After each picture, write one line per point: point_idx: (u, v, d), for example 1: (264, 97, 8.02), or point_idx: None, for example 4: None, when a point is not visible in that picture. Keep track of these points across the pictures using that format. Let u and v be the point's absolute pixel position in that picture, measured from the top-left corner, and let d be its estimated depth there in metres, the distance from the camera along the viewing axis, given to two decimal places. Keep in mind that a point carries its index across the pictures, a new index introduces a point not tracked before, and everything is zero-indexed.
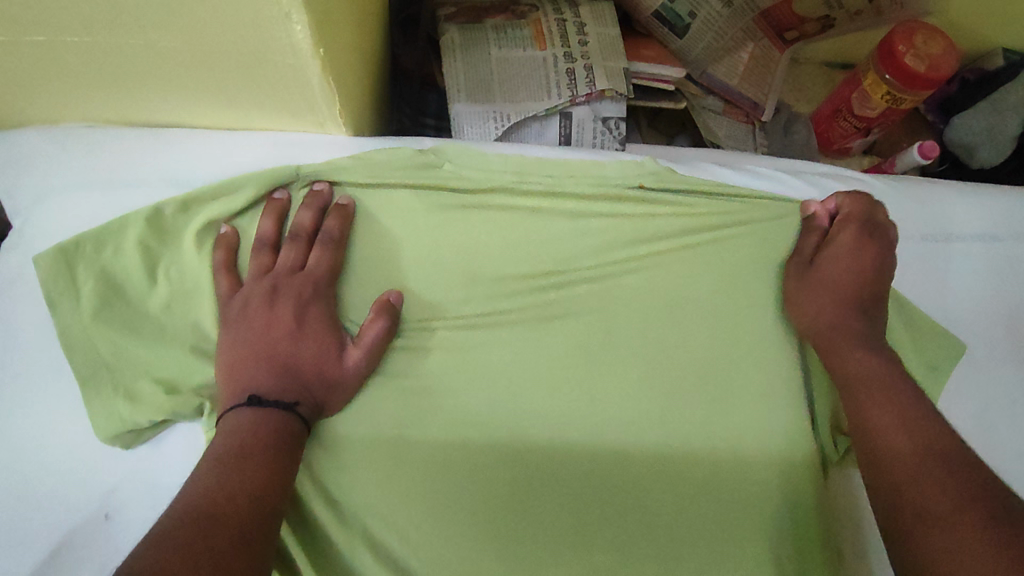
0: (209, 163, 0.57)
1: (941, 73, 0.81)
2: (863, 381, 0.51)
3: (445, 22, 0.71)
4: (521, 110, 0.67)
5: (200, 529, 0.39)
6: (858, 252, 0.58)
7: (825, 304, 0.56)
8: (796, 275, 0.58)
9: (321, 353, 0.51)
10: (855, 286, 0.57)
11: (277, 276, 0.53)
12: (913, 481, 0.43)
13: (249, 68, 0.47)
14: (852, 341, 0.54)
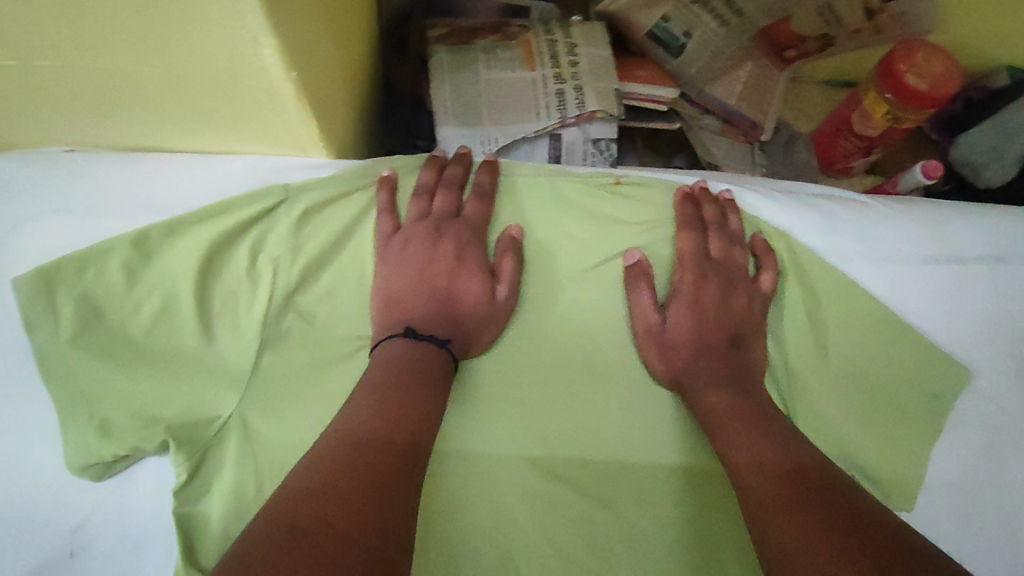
0: (190, 187, 0.56)
1: (942, 92, 0.79)
2: (705, 386, 0.52)
3: (434, 44, 0.70)
4: (510, 132, 0.66)
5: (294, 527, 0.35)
6: (709, 265, 0.56)
7: (678, 319, 0.55)
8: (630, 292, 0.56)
9: (430, 257, 0.54)
10: (694, 302, 0.55)
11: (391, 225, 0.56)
12: (766, 490, 0.44)
13: (223, 91, 0.46)
14: (680, 355, 0.54)
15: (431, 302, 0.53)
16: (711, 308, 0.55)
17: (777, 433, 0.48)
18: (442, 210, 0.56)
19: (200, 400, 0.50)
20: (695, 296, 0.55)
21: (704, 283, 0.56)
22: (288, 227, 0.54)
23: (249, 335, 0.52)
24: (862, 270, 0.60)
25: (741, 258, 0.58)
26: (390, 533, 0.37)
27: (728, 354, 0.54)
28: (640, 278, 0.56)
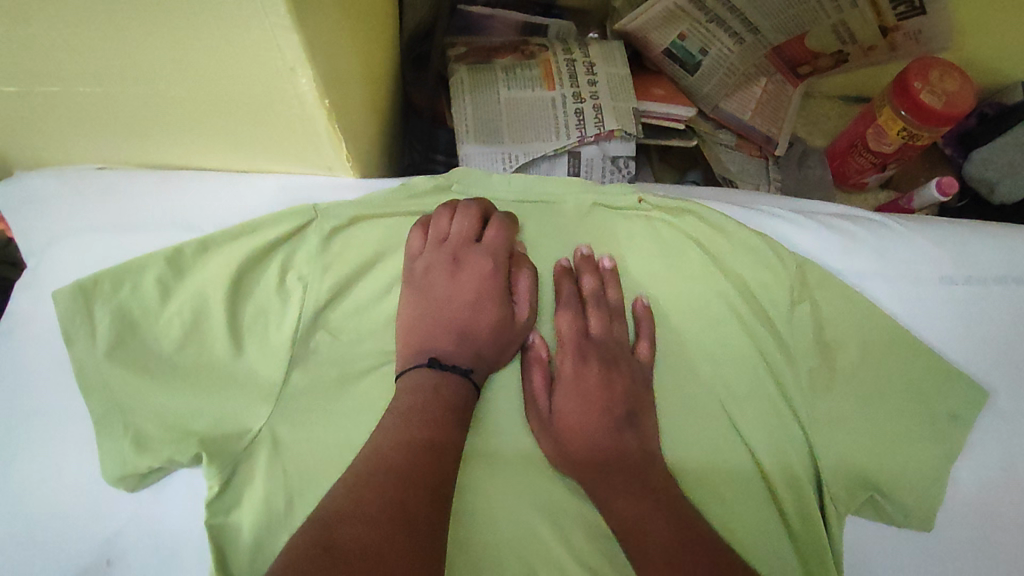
0: (221, 206, 0.58)
1: (958, 110, 0.79)
2: (600, 477, 0.50)
3: (456, 63, 0.72)
4: (531, 151, 0.67)
5: (323, 547, 0.38)
6: (587, 345, 0.55)
7: (567, 404, 0.53)
8: (524, 374, 0.56)
9: (451, 283, 0.57)
10: (578, 386, 0.53)
11: (423, 257, 0.58)
12: (638, 498, 0.48)
13: (256, 115, 0.47)
14: (571, 442, 0.52)
15: (450, 326, 0.55)
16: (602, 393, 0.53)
17: (672, 502, 0.48)
18: (461, 237, 0.58)
19: (232, 413, 0.51)
20: (578, 391, 0.53)
21: (602, 396, 0.53)
22: (317, 243, 0.56)
23: (278, 350, 0.53)
24: (876, 288, 0.61)
25: (622, 332, 0.57)
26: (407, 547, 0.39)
27: (619, 435, 0.51)
28: (530, 364, 0.55)
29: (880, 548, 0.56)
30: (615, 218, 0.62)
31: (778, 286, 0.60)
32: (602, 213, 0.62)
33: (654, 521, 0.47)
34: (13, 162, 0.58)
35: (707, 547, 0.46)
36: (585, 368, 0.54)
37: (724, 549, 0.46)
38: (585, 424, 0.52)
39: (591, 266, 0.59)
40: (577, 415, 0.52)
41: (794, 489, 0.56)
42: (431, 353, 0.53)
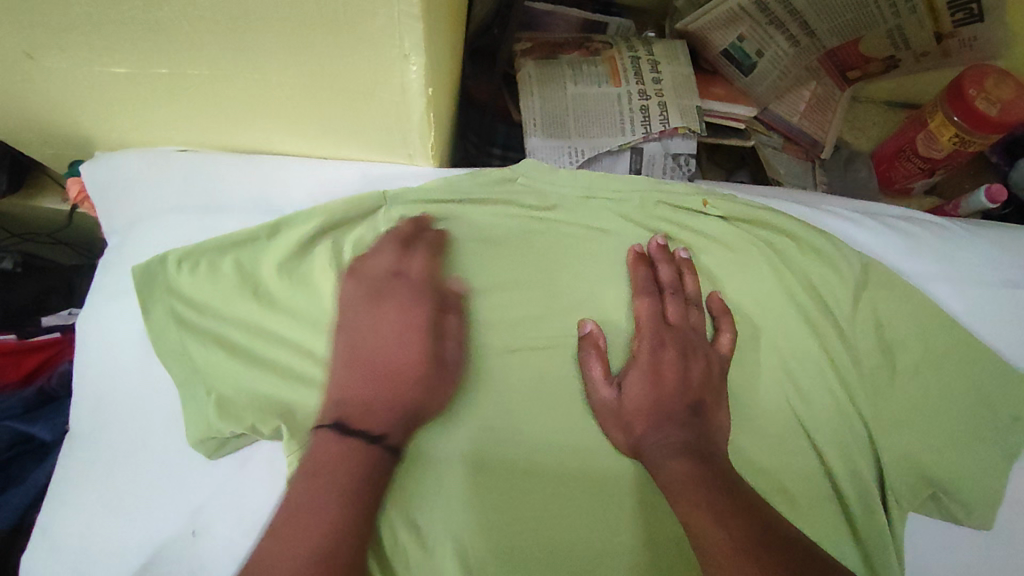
0: (300, 188, 0.58)
1: (1015, 118, 0.81)
2: (664, 454, 0.50)
3: (522, 57, 0.72)
4: (596, 145, 0.68)
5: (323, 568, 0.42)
6: (664, 330, 0.55)
7: (635, 384, 0.53)
8: (584, 362, 0.55)
9: (379, 324, 0.53)
10: (654, 367, 0.53)
11: (368, 285, 0.54)
12: (702, 490, 0.46)
13: (354, 101, 0.49)
14: (637, 422, 0.52)
15: (367, 373, 0.51)
16: (681, 376, 0.53)
17: (725, 479, 0.47)
18: (423, 298, 0.54)
19: (313, 393, 0.53)
20: (652, 373, 0.53)
21: (678, 380, 0.53)
22: (385, 227, 0.57)
23: None
24: (937, 290, 0.62)
25: (698, 320, 0.57)
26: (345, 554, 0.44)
27: (691, 420, 0.51)
28: (590, 351, 0.55)
29: (935, 545, 0.58)
30: (680, 217, 0.61)
31: (845, 282, 0.60)
32: (667, 213, 0.61)
33: (722, 515, 0.44)
34: (99, 141, 0.60)
35: (759, 521, 0.43)
36: (663, 353, 0.54)
37: (802, 544, 0.43)
38: (653, 414, 0.52)
39: (668, 257, 0.58)
40: (650, 396, 0.52)
41: (855, 483, 0.57)
42: (342, 411, 0.50)
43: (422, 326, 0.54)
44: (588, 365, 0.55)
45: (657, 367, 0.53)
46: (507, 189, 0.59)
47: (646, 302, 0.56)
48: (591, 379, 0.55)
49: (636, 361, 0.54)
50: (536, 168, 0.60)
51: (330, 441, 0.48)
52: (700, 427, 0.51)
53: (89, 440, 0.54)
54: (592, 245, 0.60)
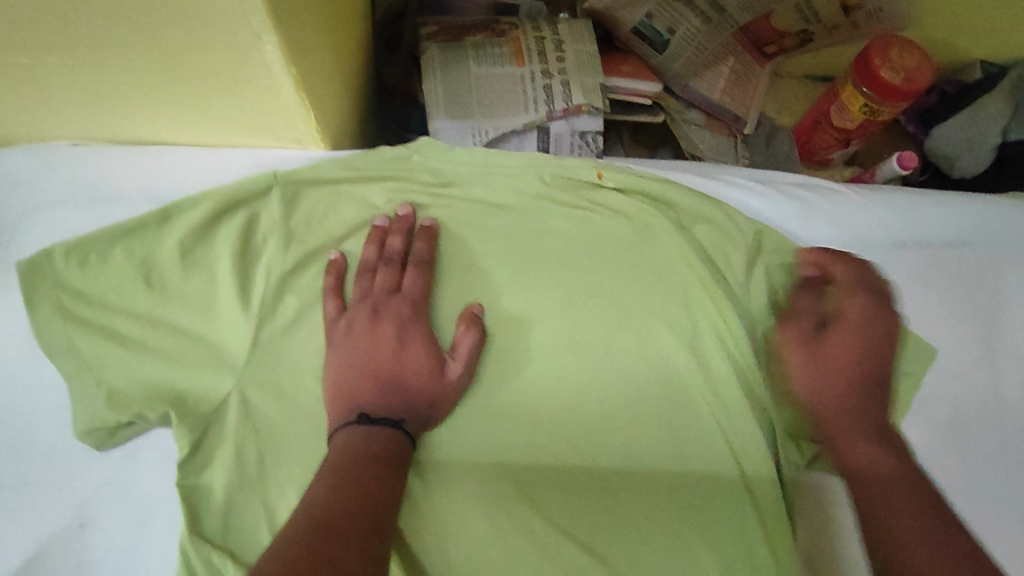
0: (189, 177, 0.58)
1: (917, 85, 0.83)
2: (846, 418, 0.56)
3: (427, 40, 0.72)
4: (500, 125, 0.68)
5: (322, 533, 0.41)
6: (811, 318, 0.60)
7: (840, 339, 0.59)
8: (784, 321, 0.60)
9: (372, 339, 0.52)
10: (858, 327, 0.59)
11: (374, 298, 0.54)
12: (895, 488, 0.51)
13: (225, 85, 0.49)
14: (835, 380, 0.58)
15: (386, 389, 0.51)
16: (845, 349, 0.58)
17: (902, 449, 0.55)
18: (410, 301, 0.54)
19: (203, 380, 0.54)
20: (811, 350, 0.59)
21: (850, 354, 0.58)
22: (279, 207, 0.57)
23: (248, 320, 0.55)
24: (831, 253, 0.64)
25: (848, 304, 0.60)
26: (364, 542, 0.42)
27: (877, 393, 0.58)
28: (798, 320, 0.60)
29: (830, 499, 0.60)
30: (577, 190, 0.62)
31: (734, 248, 0.62)
32: (563, 184, 0.61)
33: (901, 515, 0.49)
34: None
35: (887, 477, 0.52)
36: (802, 329, 0.60)
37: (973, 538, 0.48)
38: (845, 388, 0.57)
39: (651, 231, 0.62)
40: (841, 364, 0.58)
41: (751, 444, 0.59)
42: (362, 408, 0.50)
43: (402, 321, 0.54)
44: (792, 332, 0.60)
45: (813, 344, 0.59)
46: (404, 168, 0.60)
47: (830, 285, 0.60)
48: (789, 334, 0.60)
49: (815, 331, 0.59)
50: (432, 148, 0.60)
51: (365, 436, 0.48)
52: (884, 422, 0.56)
53: None
54: (488, 221, 0.60)
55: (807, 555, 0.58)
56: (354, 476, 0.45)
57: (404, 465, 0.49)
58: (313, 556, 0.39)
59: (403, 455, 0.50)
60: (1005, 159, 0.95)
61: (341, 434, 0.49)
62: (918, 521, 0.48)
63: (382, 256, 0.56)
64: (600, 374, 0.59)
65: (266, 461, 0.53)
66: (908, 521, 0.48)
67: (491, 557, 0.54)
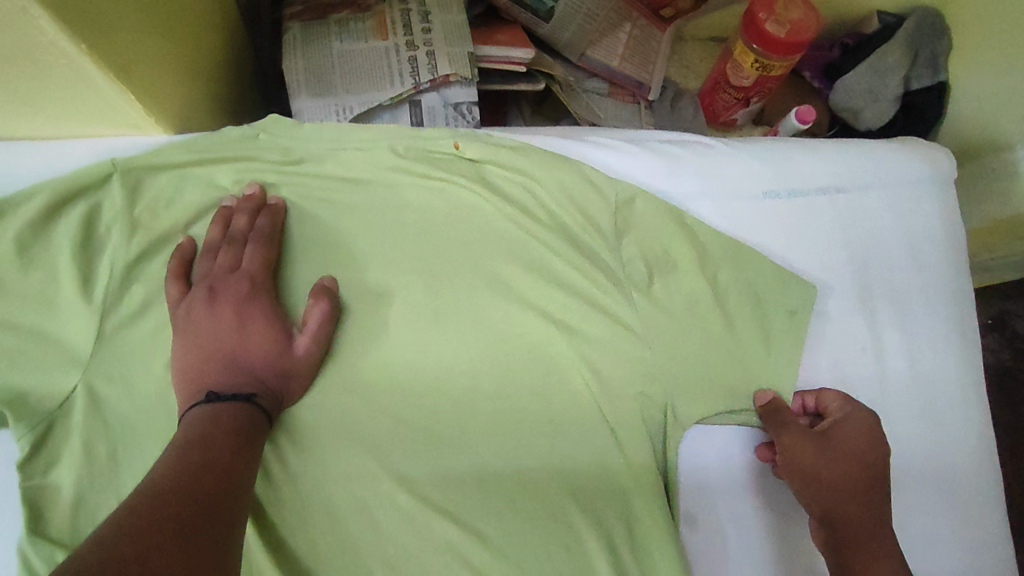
0: (27, 172, 0.55)
1: (803, 36, 0.82)
2: (823, 484, 0.55)
3: (288, 19, 0.71)
4: (365, 101, 0.67)
5: (164, 499, 0.39)
6: (830, 435, 0.56)
7: (822, 461, 0.55)
8: (782, 427, 0.56)
9: (212, 321, 0.51)
10: (831, 444, 0.56)
11: (214, 279, 0.53)
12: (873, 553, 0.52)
13: (24, 70, 0.46)
14: (828, 483, 0.55)
15: (226, 371, 0.49)
16: (838, 461, 0.55)
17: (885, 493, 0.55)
18: (251, 279, 0.53)
19: (44, 378, 0.51)
20: (833, 451, 0.55)
21: (850, 463, 0.55)
22: (120, 195, 0.55)
23: (89, 313, 0.53)
24: (706, 206, 0.63)
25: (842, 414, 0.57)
26: (213, 508, 0.41)
27: (878, 459, 0.56)
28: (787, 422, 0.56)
29: (709, 453, 0.58)
30: (434, 161, 0.60)
31: (607, 205, 0.60)
32: (419, 155, 0.59)
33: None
34: None
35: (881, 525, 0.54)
36: (787, 435, 0.55)
37: None
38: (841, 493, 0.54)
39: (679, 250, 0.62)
40: (844, 474, 0.55)
41: (627, 407, 0.56)
42: (206, 389, 0.48)
43: (242, 299, 0.52)
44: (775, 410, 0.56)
45: (790, 446, 0.55)
46: (251, 147, 0.58)
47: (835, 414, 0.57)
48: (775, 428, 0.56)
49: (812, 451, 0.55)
50: (280, 126, 0.58)
51: (208, 416, 0.46)
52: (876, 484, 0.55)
53: None
54: (348, 196, 0.58)
55: (684, 511, 0.57)
56: (207, 447, 0.44)
57: (260, 439, 0.48)
58: (148, 519, 0.37)
59: (260, 430, 0.49)
60: (907, 109, 0.95)
61: (187, 417, 0.47)
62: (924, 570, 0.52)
63: (226, 235, 0.55)
64: (470, 345, 0.56)
65: (114, 454, 0.51)
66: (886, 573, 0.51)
67: (356, 539, 0.51)
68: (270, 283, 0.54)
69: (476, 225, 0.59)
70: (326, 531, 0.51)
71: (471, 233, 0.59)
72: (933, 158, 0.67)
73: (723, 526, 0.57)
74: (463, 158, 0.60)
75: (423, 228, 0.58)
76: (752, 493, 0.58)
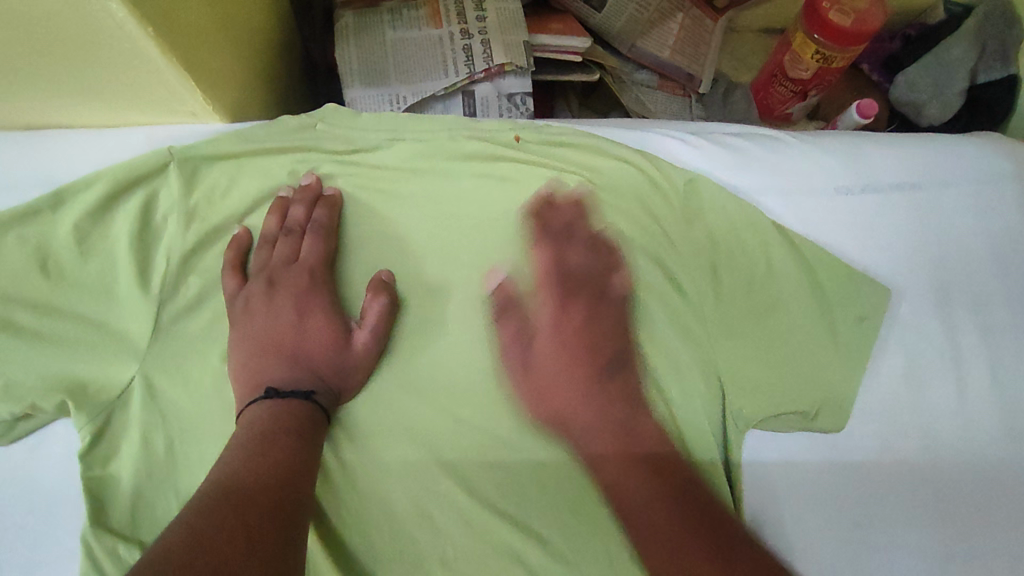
0: (82, 158, 0.55)
1: (868, 26, 0.79)
2: (552, 390, 0.51)
3: (341, 8, 0.69)
4: (419, 90, 0.66)
5: (230, 504, 0.39)
6: (516, 304, 0.54)
7: (541, 321, 0.54)
8: (539, 241, 0.56)
9: (273, 314, 0.50)
10: (556, 332, 0.53)
11: (273, 271, 0.52)
12: (616, 475, 0.49)
13: (89, 54, 0.45)
14: (546, 343, 0.53)
15: (286, 364, 0.49)
16: (555, 318, 0.53)
17: (640, 419, 0.51)
18: (309, 272, 0.52)
19: (103, 367, 0.51)
20: (561, 307, 0.53)
21: (576, 343, 0.52)
22: (178, 184, 0.54)
23: (147, 304, 0.52)
24: (772, 202, 0.60)
25: (574, 256, 0.55)
26: (280, 511, 0.40)
27: (616, 337, 0.53)
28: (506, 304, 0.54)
29: (779, 459, 0.56)
30: (495, 149, 0.59)
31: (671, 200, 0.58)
32: (479, 142, 0.59)
33: (655, 509, 0.46)
34: None
35: (605, 462, 0.49)
36: (508, 320, 0.54)
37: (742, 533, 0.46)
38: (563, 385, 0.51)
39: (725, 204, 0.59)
40: (556, 346, 0.52)
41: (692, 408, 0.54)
42: (267, 383, 0.48)
43: (301, 291, 0.51)
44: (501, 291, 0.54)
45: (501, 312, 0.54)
46: (311, 136, 0.57)
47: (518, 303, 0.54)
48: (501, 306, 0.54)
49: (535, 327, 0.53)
50: (338, 116, 0.58)
51: (270, 411, 0.46)
52: (620, 389, 0.51)
53: None
54: (405, 187, 0.57)
55: (754, 519, 0.55)
56: (269, 447, 0.43)
57: (320, 437, 0.47)
58: (215, 528, 0.36)
59: (319, 427, 0.48)
60: (973, 104, 0.90)
61: (246, 411, 0.47)
62: (645, 487, 0.47)
63: (283, 226, 0.54)
64: None
65: (173, 446, 0.50)
66: (649, 513, 0.46)
67: (416, 541, 0.50)
68: (328, 276, 0.53)
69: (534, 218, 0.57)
70: (383, 530, 0.50)
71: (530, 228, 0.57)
72: (1014, 156, 0.64)
73: (792, 535, 0.55)
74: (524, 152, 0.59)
75: (481, 223, 0.57)
76: (826, 503, 0.56)
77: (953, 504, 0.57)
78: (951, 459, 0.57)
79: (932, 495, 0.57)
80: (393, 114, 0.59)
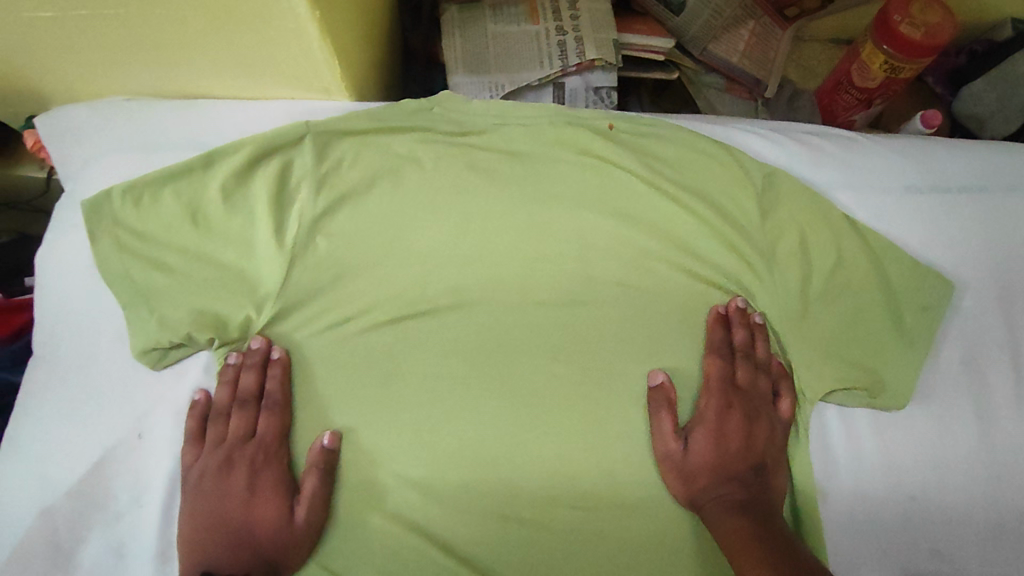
0: (230, 126, 0.64)
1: (940, 41, 0.81)
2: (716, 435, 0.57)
3: (446, 2, 0.76)
4: (516, 80, 0.72)
5: None
6: (732, 392, 0.58)
7: (712, 376, 0.59)
8: (713, 324, 0.60)
9: None
10: (726, 391, 0.58)
11: None
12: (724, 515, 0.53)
13: (259, 29, 0.54)
14: (738, 401, 0.58)
15: None
16: (719, 378, 0.59)
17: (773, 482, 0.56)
18: None
19: (241, 309, 0.58)
20: (721, 370, 0.59)
21: (741, 404, 0.58)
22: (311, 152, 0.61)
23: (280, 258, 0.58)
24: (847, 194, 0.65)
25: (740, 334, 0.60)
26: None
27: (760, 406, 0.58)
28: (722, 356, 0.59)
29: (843, 431, 0.61)
30: (593, 135, 0.64)
31: (751, 191, 0.63)
32: (579, 129, 0.64)
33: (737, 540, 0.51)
34: (53, 93, 0.64)
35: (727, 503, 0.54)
36: (712, 369, 0.59)
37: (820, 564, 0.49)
38: (747, 433, 0.57)
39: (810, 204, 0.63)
40: (748, 409, 0.58)
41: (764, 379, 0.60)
42: None
43: None
44: (716, 361, 0.59)
45: (722, 376, 0.59)
46: (427, 118, 0.64)
47: (719, 367, 0.59)
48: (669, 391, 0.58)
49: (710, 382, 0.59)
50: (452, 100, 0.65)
51: None
52: (764, 442, 0.57)
53: (45, 360, 0.59)
54: (508, 166, 0.63)
55: (817, 484, 0.60)
56: None
57: None
58: None
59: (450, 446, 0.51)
60: None
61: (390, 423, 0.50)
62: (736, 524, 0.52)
63: None
64: (609, 310, 0.62)
65: (303, 380, 0.58)
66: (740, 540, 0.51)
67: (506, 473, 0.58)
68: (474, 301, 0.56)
69: (622, 202, 0.63)
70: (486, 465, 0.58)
71: (619, 211, 0.63)
72: None
73: (852, 502, 0.60)
74: (619, 140, 0.65)
75: (573, 205, 0.63)
76: (887, 476, 0.60)
77: (1005, 486, 0.60)
78: (1008, 445, 0.61)
79: (985, 476, 0.60)
80: (501, 101, 0.65)
